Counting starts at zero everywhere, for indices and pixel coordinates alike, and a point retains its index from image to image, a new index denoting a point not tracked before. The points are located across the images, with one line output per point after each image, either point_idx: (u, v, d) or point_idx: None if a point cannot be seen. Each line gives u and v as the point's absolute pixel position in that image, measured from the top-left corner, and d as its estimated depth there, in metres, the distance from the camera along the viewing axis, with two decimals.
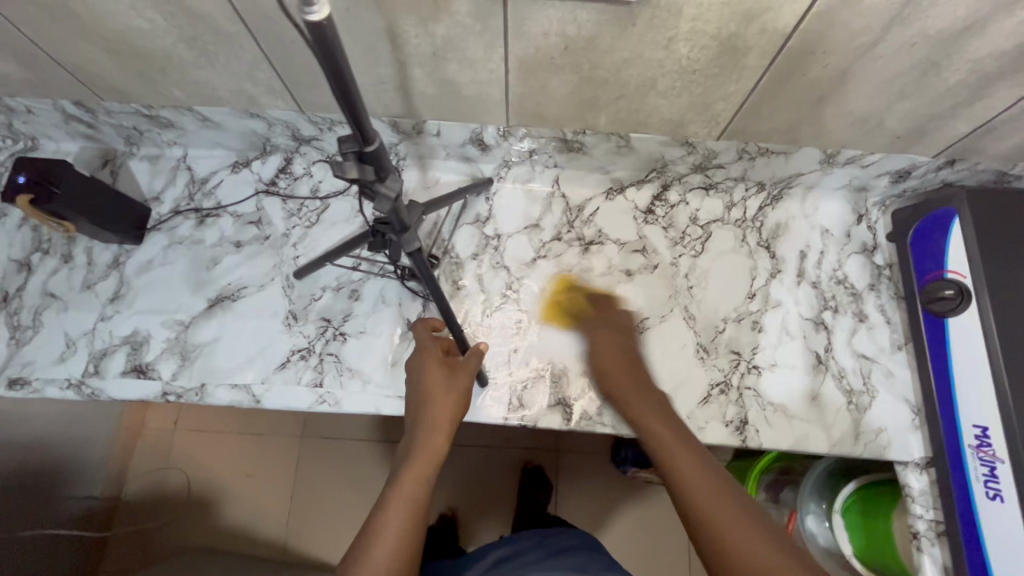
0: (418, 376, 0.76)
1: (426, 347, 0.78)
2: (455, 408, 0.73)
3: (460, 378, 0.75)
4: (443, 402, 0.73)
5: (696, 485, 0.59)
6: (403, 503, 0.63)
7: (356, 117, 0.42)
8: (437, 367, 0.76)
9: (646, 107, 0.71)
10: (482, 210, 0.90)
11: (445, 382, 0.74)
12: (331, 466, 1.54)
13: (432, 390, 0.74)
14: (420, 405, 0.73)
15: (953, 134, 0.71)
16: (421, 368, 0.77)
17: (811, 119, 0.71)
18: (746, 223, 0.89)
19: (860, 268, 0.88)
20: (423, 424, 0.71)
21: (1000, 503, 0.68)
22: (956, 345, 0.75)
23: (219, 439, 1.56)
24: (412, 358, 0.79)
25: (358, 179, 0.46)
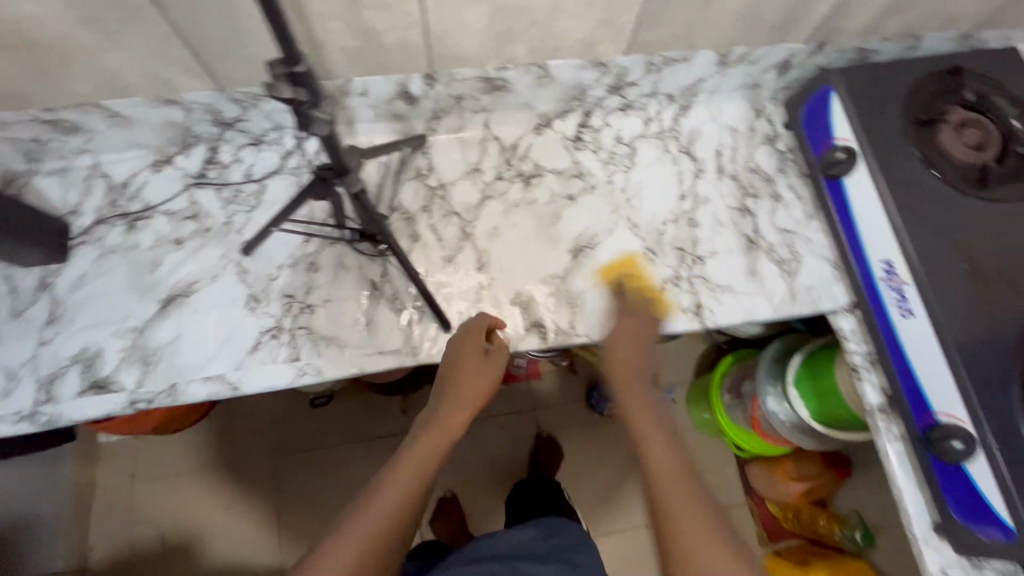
0: (453, 361, 0.79)
1: (471, 331, 0.81)
2: (480, 396, 0.79)
3: (493, 368, 0.80)
4: (470, 391, 0.78)
5: (670, 495, 0.66)
6: (408, 480, 0.69)
7: (283, 34, 0.46)
8: (476, 355, 0.79)
9: (557, 31, 0.77)
10: (422, 164, 0.93)
11: (476, 371, 0.79)
12: (315, 473, 1.51)
13: (464, 375, 0.78)
14: (446, 389, 0.78)
15: (817, 17, 0.82)
16: (461, 350, 0.79)
17: (702, 20, 0.79)
18: (664, 134, 0.98)
19: (768, 156, 0.99)
20: (444, 408, 0.77)
21: (912, 318, 0.80)
22: (854, 198, 0.87)
23: (187, 477, 1.48)
24: (451, 341, 0.81)
25: (293, 100, 0.50)
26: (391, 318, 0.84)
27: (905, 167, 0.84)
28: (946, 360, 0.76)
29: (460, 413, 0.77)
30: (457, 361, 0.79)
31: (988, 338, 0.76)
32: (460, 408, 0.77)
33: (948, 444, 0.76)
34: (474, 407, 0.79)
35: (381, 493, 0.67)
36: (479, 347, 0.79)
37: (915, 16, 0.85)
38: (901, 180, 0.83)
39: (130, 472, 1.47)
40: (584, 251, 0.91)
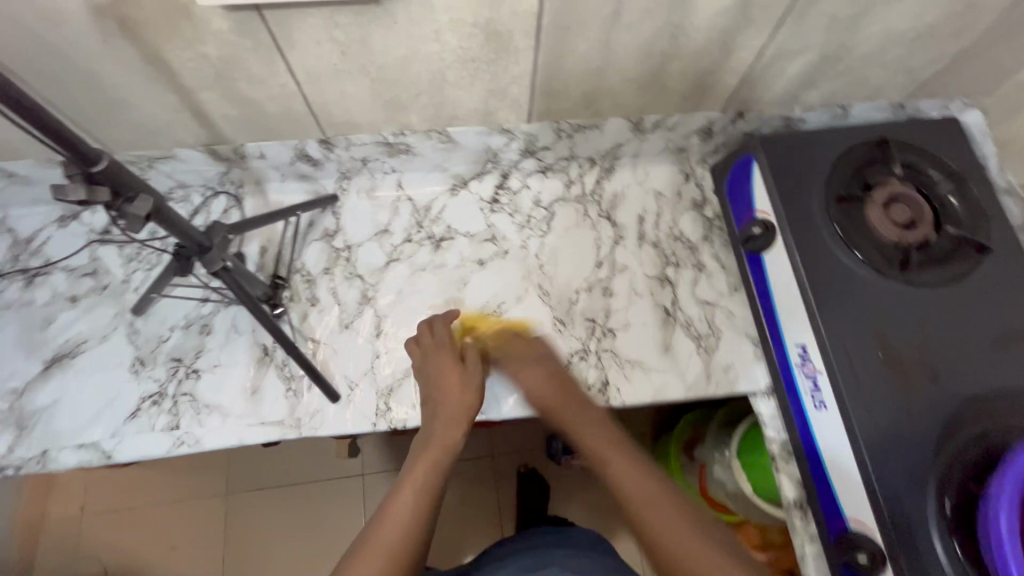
0: (432, 376, 0.77)
1: (442, 344, 0.79)
2: (469, 404, 0.74)
3: (474, 375, 0.77)
4: (458, 400, 0.74)
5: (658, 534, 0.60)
6: (414, 498, 0.65)
7: (68, 140, 0.42)
8: (453, 365, 0.77)
9: (448, 100, 0.74)
10: (330, 224, 0.91)
11: (460, 378, 0.76)
12: (277, 512, 1.34)
13: (448, 387, 0.75)
14: (432, 403, 0.75)
15: (727, 88, 0.78)
16: (435, 364, 0.78)
17: (601, 90, 0.76)
18: (585, 198, 0.95)
19: (693, 223, 0.95)
20: (436, 423, 0.73)
21: (826, 411, 0.75)
22: (773, 277, 0.83)
23: (138, 514, 1.33)
24: (421, 358, 0.79)
25: (88, 201, 0.46)
26: (278, 386, 0.82)
27: (824, 246, 0.79)
28: (856, 460, 0.71)
29: (454, 426, 0.73)
30: (435, 374, 0.77)
31: (899, 437, 0.71)
32: (455, 420, 0.73)
33: (855, 556, 0.71)
34: (468, 418, 0.74)
35: (390, 515, 0.63)
36: (452, 357, 0.77)
37: (834, 88, 0.81)
38: (819, 259, 0.78)
39: (79, 505, 1.33)
40: (489, 319, 0.87)
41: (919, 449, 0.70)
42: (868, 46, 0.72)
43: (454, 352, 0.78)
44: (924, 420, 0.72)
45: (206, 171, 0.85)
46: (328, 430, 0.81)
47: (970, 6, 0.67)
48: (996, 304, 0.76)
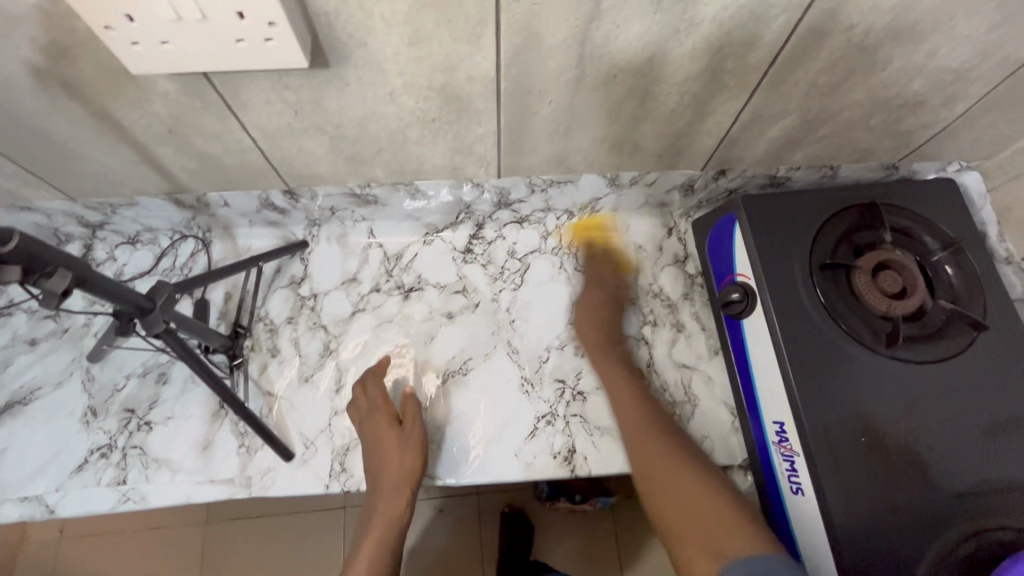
0: (370, 444, 0.75)
1: (375, 407, 0.77)
2: (409, 470, 0.72)
3: (412, 434, 0.75)
4: (398, 469, 0.72)
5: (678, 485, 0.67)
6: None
7: None
8: (388, 431, 0.75)
9: (412, 156, 0.72)
10: (297, 271, 0.89)
11: (397, 445, 0.74)
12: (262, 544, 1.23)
13: (387, 456, 0.73)
14: (376, 475, 0.74)
15: (705, 148, 0.75)
16: (371, 428, 0.76)
17: (571, 148, 0.73)
18: (562, 250, 0.92)
19: (673, 280, 0.91)
20: (380, 497, 0.72)
21: (801, 496, 0.70)
22: (751, 346, 0.79)
23: (118, 540, 1.24)
24: (359, 422, 0.78)
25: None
26: (231, 441, 0.79)
27: (807, 317, 0.74)
28: (831, 553, 0.66)
29: (398, 496, 0.71)
30: (372, 441, 0.75)
31: (883, 532, 0.65)
32: (397, 492, 0.71)
33: None
34: (411, 484, 0.72)
35: None
36: (388, 422, 0.76)
37: (819, 150, 0.77)
38: (801, 331, 0.73)
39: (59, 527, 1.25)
40: (453, 376, 0.84)
41: (904, 546, 0.65)
42: (851, 112, 0.69)
43: (390, 414, 0.77)
44: (911, 515, 0.66)
45: (171, 217, 0.84)
46: (278, 490, 0.77)
47: (959, 77, 0.63)
48: (991, 386, 0.71)
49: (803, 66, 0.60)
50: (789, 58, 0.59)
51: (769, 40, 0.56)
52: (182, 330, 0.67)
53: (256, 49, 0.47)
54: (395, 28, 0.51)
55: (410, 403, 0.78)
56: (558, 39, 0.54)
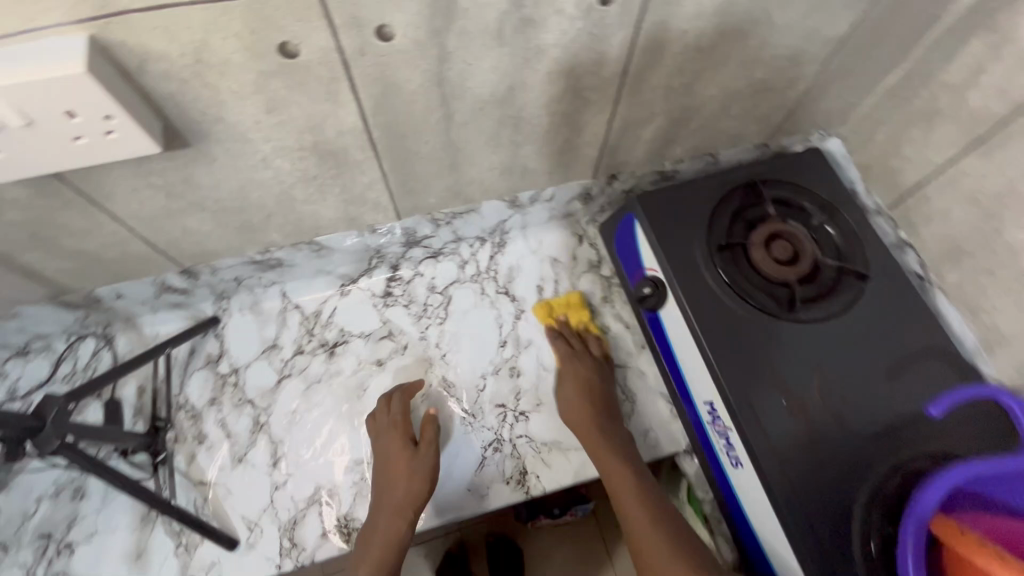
0: (382, 462, 0.76)
1: (393, 424, 0.78)
2: (413, 496, 0.72)
3: (425, 457, 0.75)
4: (404, 492, 0.72)
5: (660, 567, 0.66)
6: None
7: None
8: (401, 450, 0.75)
9: (305, 215, 0.71)
10: (214, 349, 0.85)
11: (408, 468, 0.74)
12: None
13: (396, 476, 0.74)
14: (382, 494, 0.74)
15: (590, 159, 0.78)
16: (386, 443, 0.77)
17: (462, 180, 0.74)
18: (481, 276, 0.92)
19: (592, 285, 0.94)
20: (381, 518, 0.71)
21: (742, 469, 0.73)
22: (671, 334, 0.82)
23: None
24: (376, 437, 0.79)
25: None
26: (166, 543, 0.74)
27: (714, 298, 0.78)
28: (775, 516, 0.70)
29: (398, 519, 0.71)
30: (384, 458, 0.76)
31: (816, 486, 0.69)
32: (398, 514, 0.71)
33: None
34: (411, 509, 0.72)
35: None
36: (403, 439, 0.76)
37: (695, 142, 0.82)
38: (711, 311, 0.77)
39: None
40: None
41: (839, 493, 0.68)
42: (709, 106, 0.74)
43: (406, 433, 0.77)
44: (838, 465, 0.70)
45: (62, 320, 0.78)
46: None
47: (793, 59, 0.70)
48: (886, 328, 0.77)
49: (652, 74, 0.64)
50: (639, 68, 0.63)
51: (615, 55, 0.60)
52: (84, 437, 0.63)
53: (98, 145, 0.46)
54: (247, 98, 0.51)
55: (430, 426, 0.77)
56: (415, 83, 0.55)
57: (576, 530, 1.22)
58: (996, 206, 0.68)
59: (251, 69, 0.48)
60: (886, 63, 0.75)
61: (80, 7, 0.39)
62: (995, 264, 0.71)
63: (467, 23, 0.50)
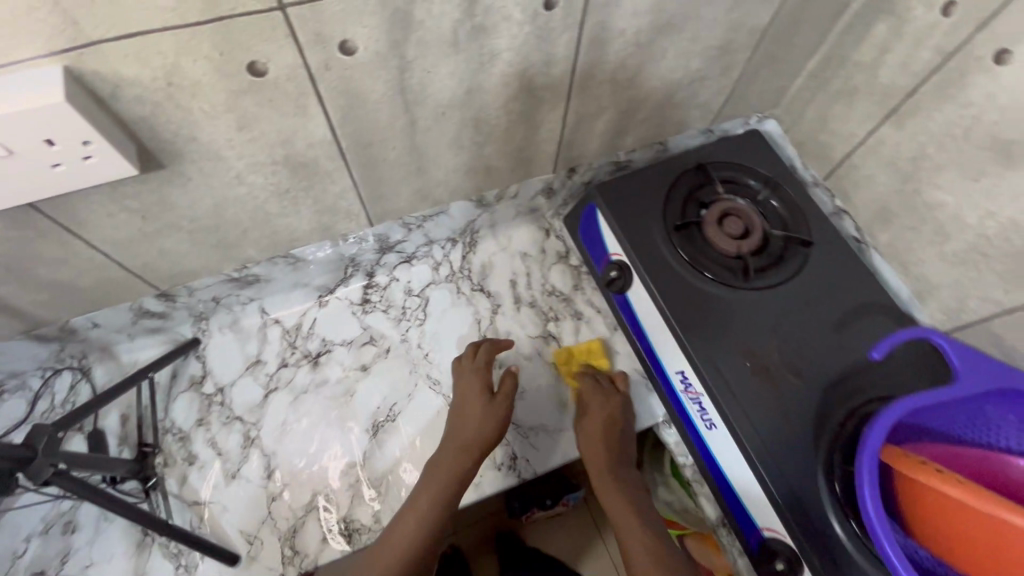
0: (460, 403, 0.81)
1: (477, 368, 0.83)
2: (481, 439, 0.77)
3: (499, 406, 0.80)
4: (473, 433, 0.77)
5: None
6: (414, 526, 0.72)
7: None
8: (478, 395, 0.80)
9: (280, 229, 0.74)
10: (196, 370, 0.86)
11: (481, 411, 0.79)
12: None
13: (468, 416, 0.79)
14: (453, 429, 0.80)
15: (549, 154, 0.83)
16: (466, 387, 0.82)
17: (430, 183, 0.78)
18: (456, 276, 0.96)
19: (562, 275, 0.98)
20: (448, 452, 0.77)
21: (716, 430, 0.79)
22: (640, 313, 0.87)
23: None
24: (458, 377, 0.84)
25: None
26: (166, 566, 0.74)
27: (676, 274, 0.84)
28: (747, 465, 0.76)
29: (466, 455, 0.76)
30: (462, 399, 0.81)
31: (782, 434, 0.75)
32: (466, 451, 0.76)
33: (774, 563, 0.75)
34: (479, 450, 0.77)
35: (403, 523, 0.73)
36: (481, 386, 0.81)
37: (645, 132, 0.88)
38: (674, 287, 0.83)
39: None
40: (383, 425, 0.85)
41: (802, 439, 0.75)
42: (654, 96, 0.80)
43: (487, 380, 0.82)
44: (800, 414, 0.76)
45: (37, 354, 0.78)
46: None
47: (724, 49, 0.76)
48: (832, 287, 0.84)
49: (598, 70, 0.69)
50: (586, 65, 0.68)
51: (563, 55, 0.64)
52: (73, 466, 0.63)
53: (76, 171, 0.47)
54: (219, 117, 0.53)
55: (509, 379, 0.82)
56: (379, 92, 0.59)
57: (569, 519, 1.24)
58: (913, 168, 0.76)
59: (221, 88, 0.51)
60: (807, 48, 0.83)
61: (55, 38, 0.41)
62: (918, 220, 0.79)
63: (424, 33, 0.54)
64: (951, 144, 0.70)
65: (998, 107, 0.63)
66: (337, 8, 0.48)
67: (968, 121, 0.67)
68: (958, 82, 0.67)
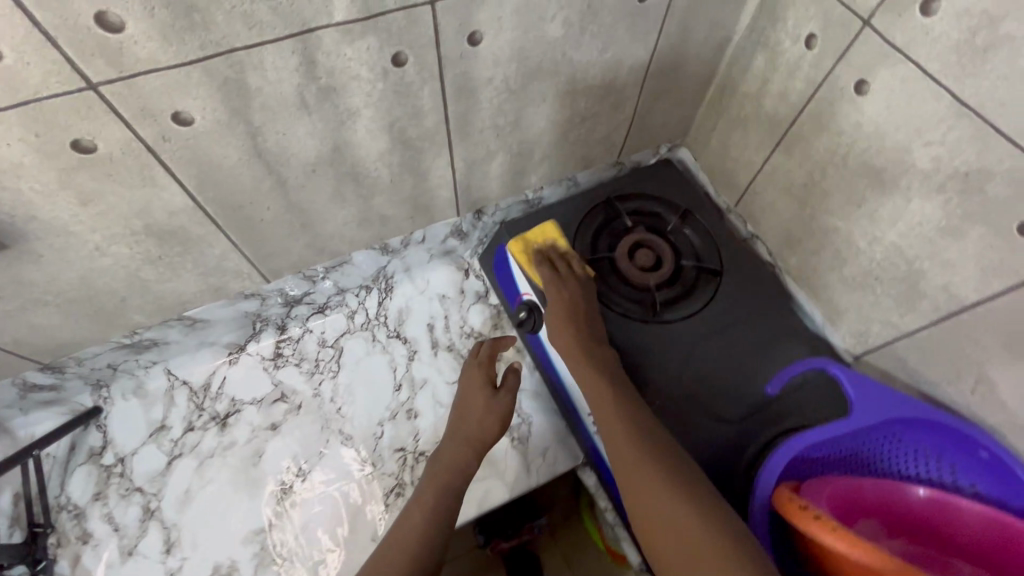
0: (463, 400, 0.80)
1: (481, 361, 0.81)
2: (486, 432, 0.75)
3: (503, 402, 0.78)
4: (478, 426, 0.76)
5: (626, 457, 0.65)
6: (424, 517, 0.68)
7: None
8: (482, 389, 0.79)
9: (164, 293, 0.71)
10: (96, 441, 0.82)
11: (485, 404, 0.77)
12: None
13: (474, 410, 0.78)
14: (456, 424, 0.78)
15: (448, 199, 0.82)
16: (468, 381, 0.81)
17: (323, 236, 0.77)
18: (371, 323, 0.93)
19: (481, 316, 0.96)
20: (453, 446, 0.75)
21: None
22: (553, 353, 0.84)
23: None
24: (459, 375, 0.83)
25: None
26: None
27: None
28: None
29: (466, 447, 0.75)
30: (465, 397, 0.80)
31: None
32: (467, 444, 0.75)
33: None
34: (481, 444, 0.75)
35: (410, 515, 0.69)
36: (484, 380, 0.80)
37: (548, 169, 0.88)
38: None
39: None
40: (292, 487, 0.82)
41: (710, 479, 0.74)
42: (547, 136, 0.79)
43: (491, 374, 0.81)
44: (707, 452, 0.75)
45: None
46: None
47: (609, 88, 0.76)
48: (743, 315, 0.83)
49: (475, 117, 0.69)
50: (459, 114, 0.67)
51: (430, 106, 0.64)
52: None
53: None
54: (56, 195, 0.52)
55: (512, 375, 0.80)
56: (232, 157, 0.57)
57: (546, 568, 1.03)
58: (806, 195, 0.76)
59: (49, 168, 0.49)
60: (699, 80, 0.83)
61: None
62: (818, 244, 0.78)
63: (266, 98, 0.53)
64: (833, 171, 0.70)
65: (865, 135, 0.63)
66: (156, 84, 0.47)
67: (843, 148, 0.67)
68: (829, 111, 0.67)
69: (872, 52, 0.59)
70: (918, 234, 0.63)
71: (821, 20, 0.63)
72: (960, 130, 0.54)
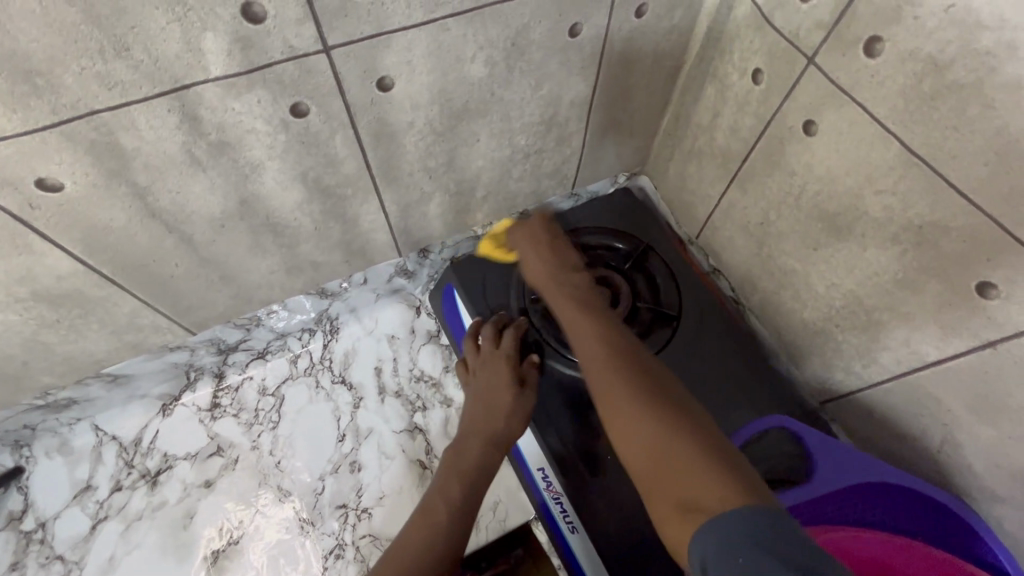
0: (485, 394, 0.73)
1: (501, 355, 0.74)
2: (508, 432, 0.70)
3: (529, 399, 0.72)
4: (501, 427, 0.70)
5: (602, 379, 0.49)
6: (447, 518, 0.65)
7: None
8: (507, 386, 0.72)
9: (72, 353, 0.67)
10: (16, 505, 0.77)
11: (512, 403, 0.71)
12: None
13: (496, 407, 0.71)
14: (474, 419, 0.72)
15: (385, 242, 0.78)
16: (491, 374, 0.73)
17: (248, 286, 0.72)
18: (315, 368, 0.87)
19: (432, 357, 0.90)
20: (473, 445, 0.70)
21: (576, 534, 0.71)
22: None
23: None
24: (479, 365, 0.75)
25: None
26: None
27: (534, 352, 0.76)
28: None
29: (488, 449, 0.70)
30: (485, 392, 0.73)
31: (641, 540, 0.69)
32: (489, 444, 0.70)
33: None
34: (503, 446, 0.70)
35: (432, 516, 0.65)
36: (511, 376, 0.72)
37: (496, 206, 0.83)
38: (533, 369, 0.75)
39: None
40: (226, 550, 0.77)
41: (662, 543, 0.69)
42: (488, 175, 0.75)
43: (516, 369, 0.73)
44: None
45: None
46: None
47: (550, 122, 0.71)
48: (700, 355, 0.77)
49: (401, 160, 0.64)
50: (381, 159, 0.62)
51: (345, 154, 0.59)
52: None
53: None
54: None
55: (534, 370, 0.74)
56: (120, 220, 0.53)
57: None
58: (762, 234, 0.71)
59: None
60: (652, 109, 0.78)
61: None
62: (779, 285, 0.73)
63: (148, 158, 0.49)
64: (787, 211, 0.65)
65: (817, 178, 0.59)
66: (9, 152, 0.43)
67: (796, 190, 0.62)
68: (780, 150, 0.62)
69: (817, 91, 0.54)
70: (876, 283, 0.58)
71: (766, 55, 0.59)
72: (911, 179, 0.49)
